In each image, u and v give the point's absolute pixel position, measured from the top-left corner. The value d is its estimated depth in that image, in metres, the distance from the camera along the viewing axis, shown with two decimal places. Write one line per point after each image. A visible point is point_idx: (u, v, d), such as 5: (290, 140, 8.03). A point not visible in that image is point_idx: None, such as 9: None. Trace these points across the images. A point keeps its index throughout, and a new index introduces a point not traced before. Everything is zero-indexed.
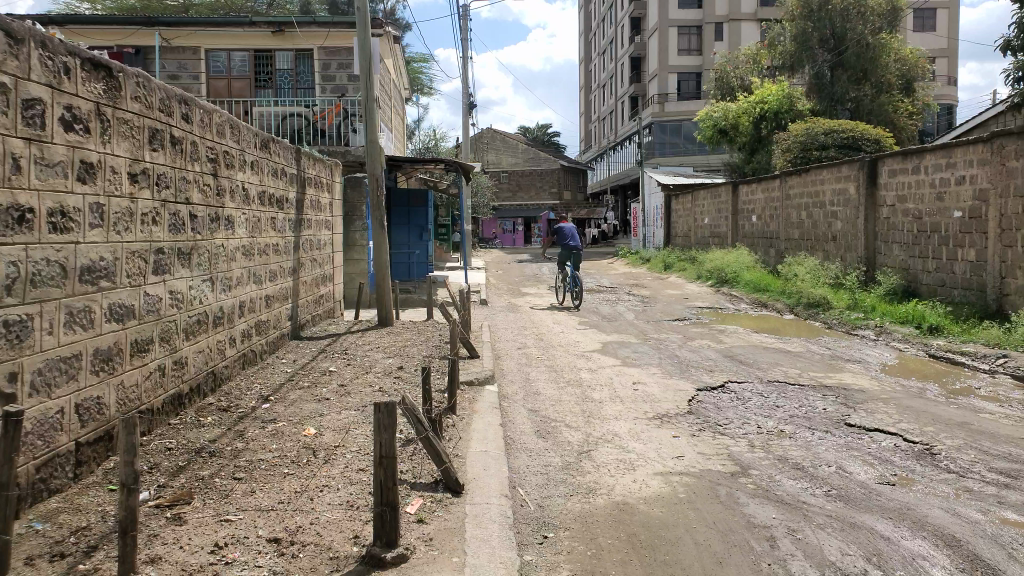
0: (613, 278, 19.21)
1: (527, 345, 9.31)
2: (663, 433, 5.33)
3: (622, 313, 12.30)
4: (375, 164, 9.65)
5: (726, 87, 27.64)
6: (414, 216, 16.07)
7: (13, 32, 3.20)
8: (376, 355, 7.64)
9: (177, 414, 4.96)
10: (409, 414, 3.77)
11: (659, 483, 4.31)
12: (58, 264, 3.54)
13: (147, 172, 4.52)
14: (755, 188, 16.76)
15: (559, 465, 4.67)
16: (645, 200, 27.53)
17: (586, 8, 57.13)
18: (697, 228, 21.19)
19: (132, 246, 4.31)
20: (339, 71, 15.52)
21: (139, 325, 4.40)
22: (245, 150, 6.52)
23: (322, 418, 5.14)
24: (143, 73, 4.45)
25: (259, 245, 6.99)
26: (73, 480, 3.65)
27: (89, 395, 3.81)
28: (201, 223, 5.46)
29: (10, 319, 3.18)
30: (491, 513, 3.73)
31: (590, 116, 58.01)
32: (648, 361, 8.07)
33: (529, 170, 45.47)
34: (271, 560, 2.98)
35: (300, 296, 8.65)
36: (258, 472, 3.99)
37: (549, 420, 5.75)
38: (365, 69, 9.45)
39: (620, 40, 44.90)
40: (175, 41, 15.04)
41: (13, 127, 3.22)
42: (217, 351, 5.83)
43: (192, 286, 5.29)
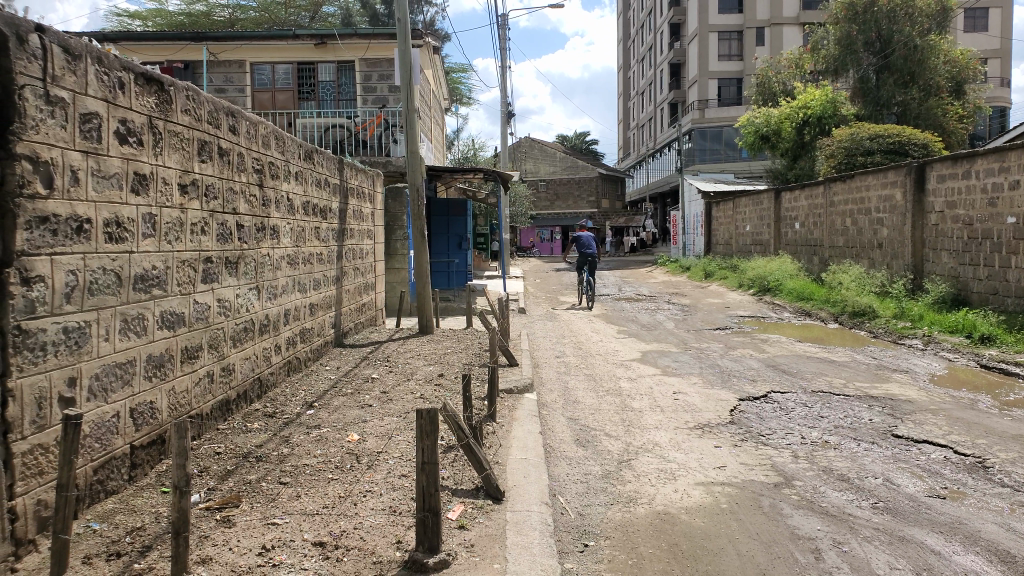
0: (652, 287, 19.08)
1: (566, 354, 9.31)
2: (704, 442, 5.27)
3: (662, 322, 12.20)
4: (415, 176, 9.74)
5: (768, 93, 27.32)
6: (453, 226, 16.21)
7: (71, 49, 3.31)
8: (417, 363, 7.70)
9: (225, 420, 5.07)
10: (450, 421, 3.81)
11: (701, 493, 4.26)
12: (113, 272, 3.65)
13: (197, 183, 4.65)
14: (798, 195, 16.50)
15: (600, 474, 4.64)
16: (684, 207, 27.30)
17: (625, 16, 57.07)
18: (738, 235, 20.95)
19: (182, 255, 4.43)
20: (380, 82, 15.71)
21: (189, 333, 4.52)
22: (290, 161, 6.66)
23: (364, 425, 5.20)
24: (193, 87, 4.58)
25: (304, 253, 7.13)
26: (128, 482, 3.76)
27: (143, 400, 3.92)
28: (248, 232, 5.59)
29: (70, 326, 3.29)
30: (532, 520, 3.73)
31: (629, 123, 57.78)
32: (689, 370, 8.00)
33: (568, 178, 45.45)
34: (316, 563, 3.02)
35: (343, 304, 8.78)
36: (304, 477, 4.06)
37: (589, 429, 5.73)
38: (406, 81, 9.56)
39: (660, 46, 44.65)
40: (221, 54, 15.48)
41: (72, 141, 3.33)
42: (263, 358, 5.95)
43: (239, 294, 5.42)
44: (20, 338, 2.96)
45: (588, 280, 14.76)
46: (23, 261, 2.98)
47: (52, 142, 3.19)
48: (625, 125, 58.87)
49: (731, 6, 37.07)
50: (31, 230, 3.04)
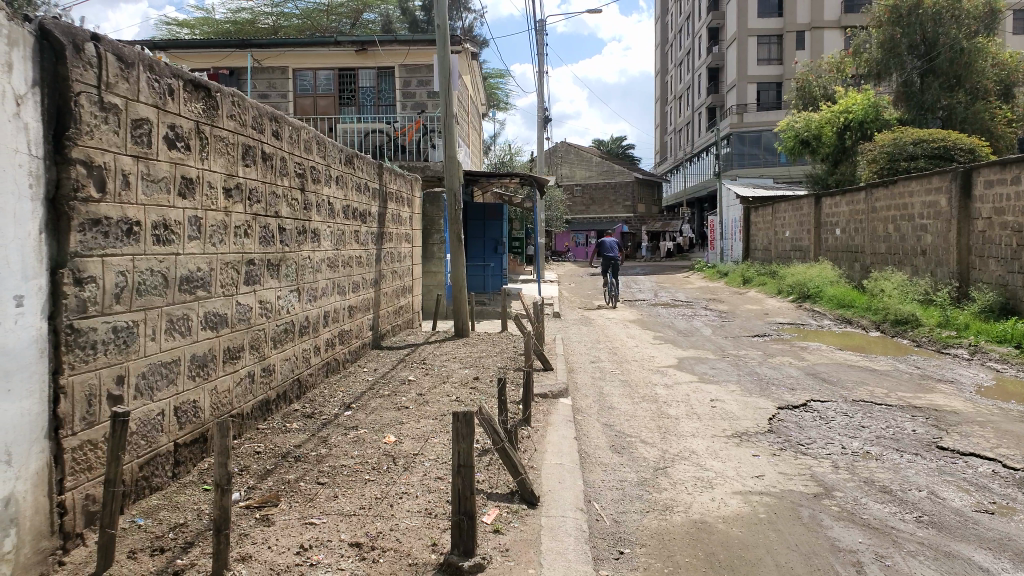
0: (689, 293, 18.90)
1: (601, 359, 9.27)
2: (743, 451, 5.20)
3: (699, 328, 12.07)
4: (453, 180, 9.79)
5: (808, 97, 26.86)
6: (489, 229, 16.25)
7: (124, 57, 3.40)
8: (453, 365, 7.74)
9: (265, 420, 5.15)
10: (486, 424, 3.81)
11: (739, 503, 4.20)
12: (160, 274, 3.75)
13: (241, 187, 4.73)
14: (839, 200, 16.20)
15: (635, 481, 4.61)
16: (722, 212, 27.01)
17: (662, 20, 56.83)
18: (777, 241, 20.66)
19: (226, 257, 4.51)
20: (419, 88, 15.84)
21: (231, 333, 4.60)
22: (331, 166, 6.75)
23: (401, 426, 5.24)
24: (239, 93, 4.67)
25: (344, 256, 7.22)
26: (172, 479, 3.84)
27: (187, 399, 4.01)
28: (290, 235, 5.69)
29: (119, 326, 3.38)
30: (567, 526, 3.72)
31: (665, 127, 57.45)
32: (727, 377, 7.89)
33: (604, 183, 45.31)
34: (353, 564, 3.05)
35: (381, 307, 8.87)
36: (341, 478, 4.10)
37: (624, 436, 5.69)
38: (445, 87, 9.63)
39: (698, 50, 44.20)
40: (265, 61, 15.77)
41: (124, 145, 3.42)
42: (303, 359, 6.04)
43: (281, 296, 5.51)
44: (73, 337, 3.05)
45: (612, 281, 15.95)
46: (75, 263, 3.07)
47: (105, 147, 3.27)
48: (662, 129, 58.46)
49: (771, 10, 36.59)
50: (84, 233, 3.13)
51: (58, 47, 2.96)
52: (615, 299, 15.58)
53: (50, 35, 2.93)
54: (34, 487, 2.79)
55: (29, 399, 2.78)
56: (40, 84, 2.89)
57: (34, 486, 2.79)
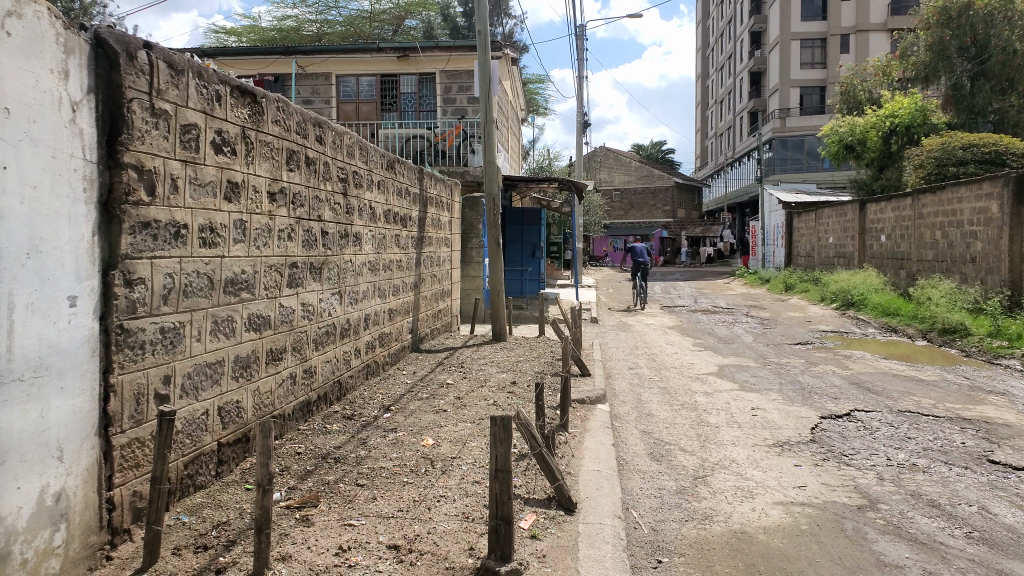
0: (729, 299, 18.63)
1: (639, 366, 9.19)
2: (784, 461, 5.11)
3: (739, 335, 11.89)
4: (492, 185, 9.81)
5: (853, 101, 26.31)
6: (527, 234, 16.30)
7: (175, 65, 3.49)
8: (491, 369, 7.75)
9: (306, 421, 5.22)
10: (523, 429, 3.80)
11: (781, 513, 4.12)
12: (206, 276, 3.82)
13: (285, 191, 4.82)
14: (884, 206, 15.83)
15: (674, 489, 4.56)
16: (764, 218, 26.60)
17: (702, 24, 56.37)
18: (820, 247, 20.26)
19: (270, 260, 4.59)
20: (459, 94, 15.95)
21: (274, 335, 4.68)
22: (372, 171, 6.82)
23: (439, 429, 5.26)
24: (283, 99, 4.76)
25: (385, 260, 7.30)
26: (215, 478, 3.91)
27: (231, 399, 4.08)
28: (332, 239, 5.77)
29: (166, 326, 3.46)
30: (605, 533, 3.69)
31: (706, 131, 56.91)
32: (768, 386, 7.75)
33: (643, 188, 45.04)
34: (390, 566, 3.07)
35: (421, 310, 8.93)
36: (380, 479, 4.14)
37: (663, 443, 5.63)
38: (485, 93, 9.66)
39: (740, 54, 43.70)
40: (309, 67, 16.02)
41: (173, 150, 3.50)
42: (344, 361, 6.11)
43: (322, 299, 5.58)
44: (122, 337, 3.13)
45: (641, 285, 17.04)
46: (125, 265, 3.14)
47: (155, 153, 3.36)
48: (703, 134, 57.86)
49: (815, 13, 35.99)
50: (135, 235, 3.21)
51: (112, 55, 3.05)
52: (644, 301, 16.48)
53: (104, 43, 3.02)
54: (84, 483, 2.86)
55: (80, 397, 2.85)
56: (94, 91, 2.98)
57: (84, 481, 2.86)
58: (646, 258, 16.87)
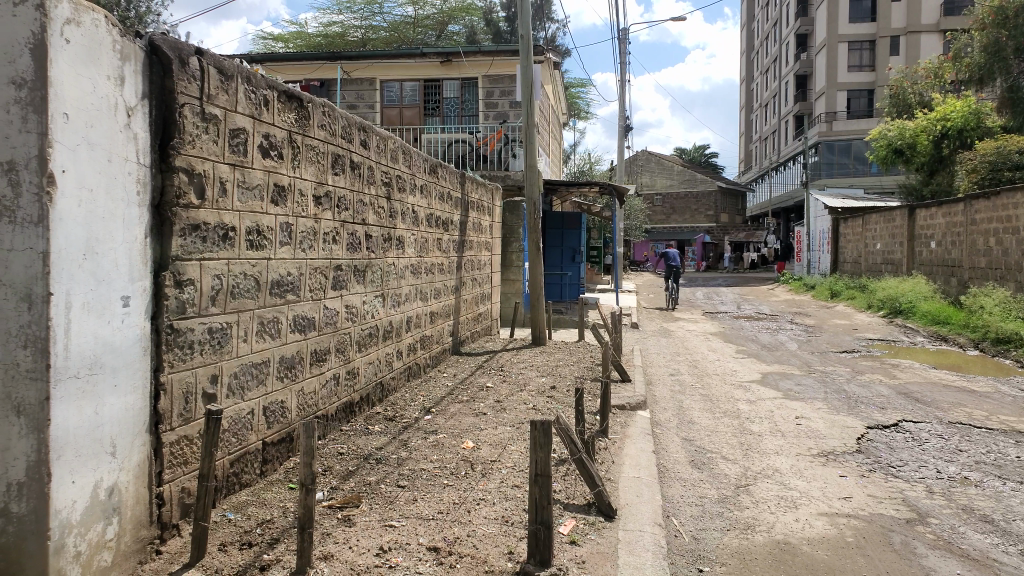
0: (773, 306, 18.31)
1: (681, 372, 9.09)
2: (829, 471, 4.99)
3: (784, 342, 11.68)
4: (533, 189, 9.81)
5: (903, 105, 25.67)
6: (567, 238, 16.26)
7: (225, 70, 3.57)
8: (530, 373, 7.75)
9: (348, 422, 5.28)
10: (564, 434, 3.78)
11: (825, 525, 4.02)
12: (253, 278, 3.90)
13: (330, 195, 4.89)
14: (935, 212, 15.40)
15: (715, 498, 4.49)
16: (810, 223, 26.09)
17: (747, 27, 55.71)
18: (867, 253, 19.78)
19: (315, 262, 4.67)
20: (502, 98, 15.99)
21: (319, 337, 4.74)
22: (416, 175, 6.88)
23: (480, 433, 5.28)
24: (329, 103, 4.83)
25: (427, 263, 7.36)
26: (260, 476, 3.98)
27: (276, 399, 4.15)
28: (376, 242, 5.83)
29: (214, 327, 3.53)
30: (645, 541, 3.65)
31: (750, 135, 56.22)
32: (813, 395, 7.60)
33: (685, 192, 44.65)
34: (431, 568, 3.08)
35: (461, 314, 8.97)
36: (420, 481, 4.16)
37: (705, 451, 5.55)
38: (527, 97, 9.67)
39: (785, 57, 43.00)
40: (354, 73, 16.25)
41: (222, 154, 3.57)
42: (386, 362, 6.17)
43: (366, 301, 5.64)
44: (172, 337, 3.20)
45: (673, 287, 18.20)
46: (176, 266, 3.22)
47: (205, 156, 3.43)
48: (747, 138, 57.13)
49: (864, 14, 35.24)
50: (185, 237, 3.29)
51: (166, 62, 3.13)
52: (674, 303, 17.49)
53: (158, 50, 3.10)
54: (136, 479, 2.94)
55: (132, 394, 2.92)
56: (148, 96, 3.07)
57: (136, 478, 2.94)
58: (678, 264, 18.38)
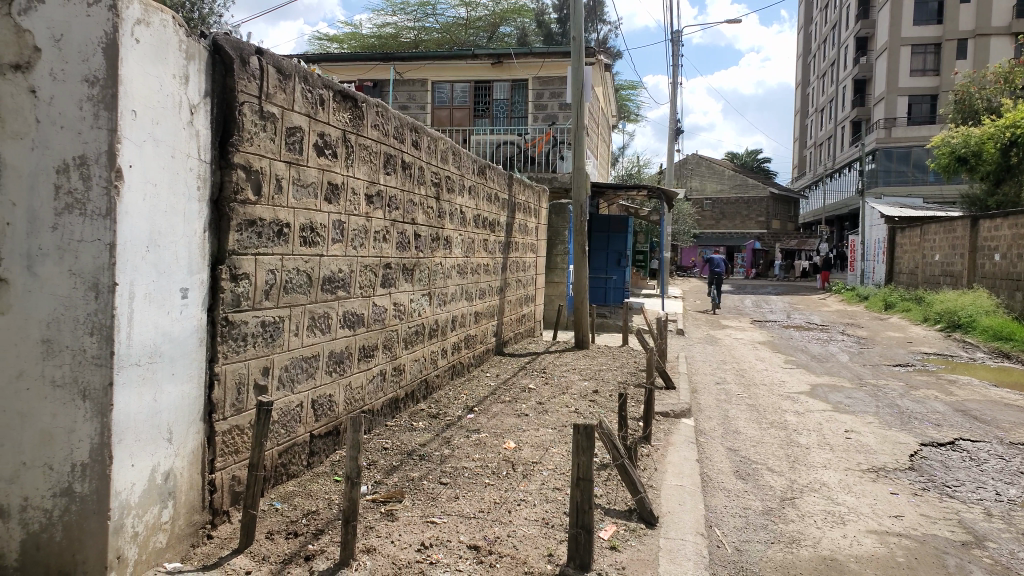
0: (825, 316, 17.91)
1: (727, 381, 8.96)
2: (879, 488, 4.87)
3: (835, 354, 11.42)
4: (580, 192, 9.76)
5: (969, 111, 24.82)
6: (613, 242, 16.18)
7: (283, 70, 3.64)
8: (573, 377, 7.73)
9: (393, 418, 5.35)
10: (606, 439, 3.76)
11: (875, 543, 3.93)
12: (305, 274, 3.97)
13: (381, 194, 4.95)
14: (1000, 223, 14.86)
15: (760, 510, 4.42)
16: (864, 233, 25.41)
17: (804, 31, 54.70)
18: (925, 264, 19.21)
19: (365, 260, 4.74)
20: (551, 100, 15.95)
21: (367, 333, 4.81)
22: (464, 176, 6.94)
23: (522, 433, 5.29)
24: (382, 104, 4.90)
25: (473, 264, 7.40)
26: (306, 468, 4.06)
27: (324, 393, 4.22)
28: (424, 241, 5.89)
29: (267, 321, 3.60)
30: (687, 550, 3.61)
31: (805, 141, 55.19)
32: (864, 409, 7.40)
33: (735, 198, 44.01)
34: (471, 566, 3.10)
35: (505, 314, 9.00)
36: (462, 479, 4.19)
37: (750, 462, 5.46)
38: (576, 99, 9.64)
39: (844, 61, 41.99)
40: (406, 74, 16.44)
41: (279, 152, 3.65)
42: (431, 361, 6.22)
43: (413, 299, 5.70)
44: (227, 329, 3.29)
45: (716, 292, 18.74)
46: (232, 260, 3.31)
47: (262, 154, 3.51)
48: (801, 143, 56.06)
49: (930, 16, 34.22)
50: (241, 232, 3.37)
51: (228, 61, 3.22)
52: (717, 308, 17.96)
53: (221, 50, 3.19)
54: (190, 465, 3.03)
55: (188, 383, 3.01)
56: (211, 95, 3.16)
57: (190, 463, 3.02)
58: (722, 269, 18.83)
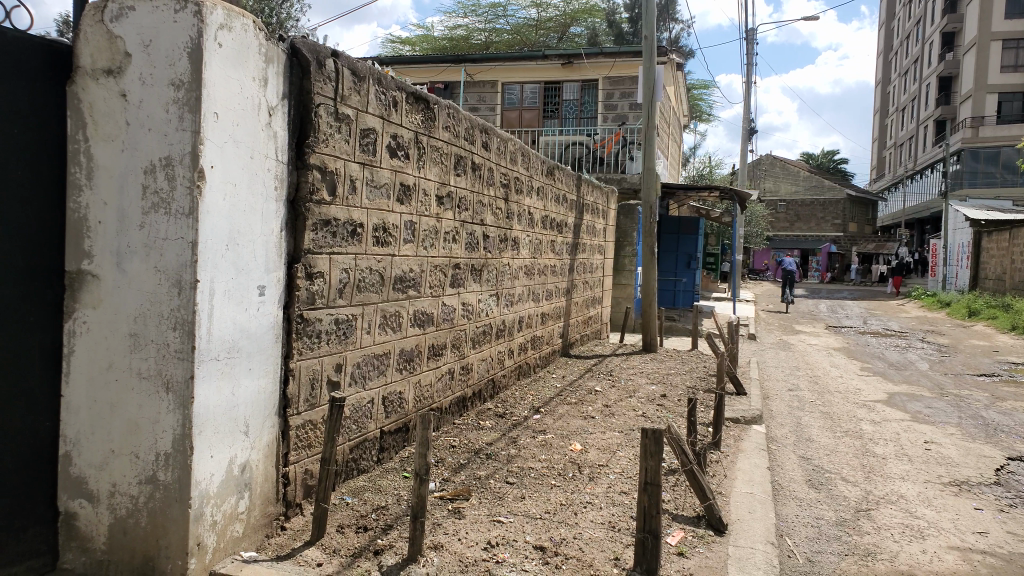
0: (904, 322, 17.17)
1: (799, 388, 8.70)
2: (961, 502, 4.63)
3: (915, 362, 10.94)
4: (650, 192, 9.64)
5: None
6: (683, 243, 15.99)
7: (358, 72, 3.72)
8: (640, 380, 7.65)
9: (461, 415, 5.40)
10: (674, 443, 3.70)
11: (957, 560, 3.74)
12: (378, 273, 4.05)
13: (451, 195, 5.00)
14: None
15: (833, 520, 4.27)
16: (947, 236, 24.29)
17: (885, 27, 52.74)
18: (1013, 270, 18.22)
19: (436, 260, 4.80)
20: (622, 100, 15.82)
21: (436, 332, 4.87)
22: (533, 177, 6.94)
23: (588, 436, 5.26)
24: (454, 105, 4.94)
25: (540, 265, 7.40)
26: (376, 463, 4.13)
27: (394, 390, 4.30)
28: (493, 242, 5.92)
29: (341, 318, 3.69)
30: (757, 559, 3.51)
31: (884, 141, 53.18)
32: (945, 419, 7.08)
33: (810, 199, 42.66)
34: (536, 567, 3.09)
35: (572, 316, 8.97)
36: (528, 479, 4.19)
37: (823, 471, 5.29)
38: (647, 98, 9.53)
39: (928, 57, 40.26)
40: (477, 75, 16.58)
41: (353, 153, 3.73)
42: (498, 360, 6.25)
43: (481, 300, 5.74)
44: (302, 326, 3.37)
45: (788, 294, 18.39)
46: (308, 259, 3.39)
47: (338, 155, 3.59)
48: (881, 143, 54.02)
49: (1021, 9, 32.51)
50: (317, 232, 3.45)
51: (305, 64, 3.31)
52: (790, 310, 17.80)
53: (299, 53, 3.28)
54: (265, 457, 3.13)
55: (264, 377, 3.11)
56: (288, 97, 3.25)
57: (265, 456, 3.12)
58: (795, 272, 18.42)
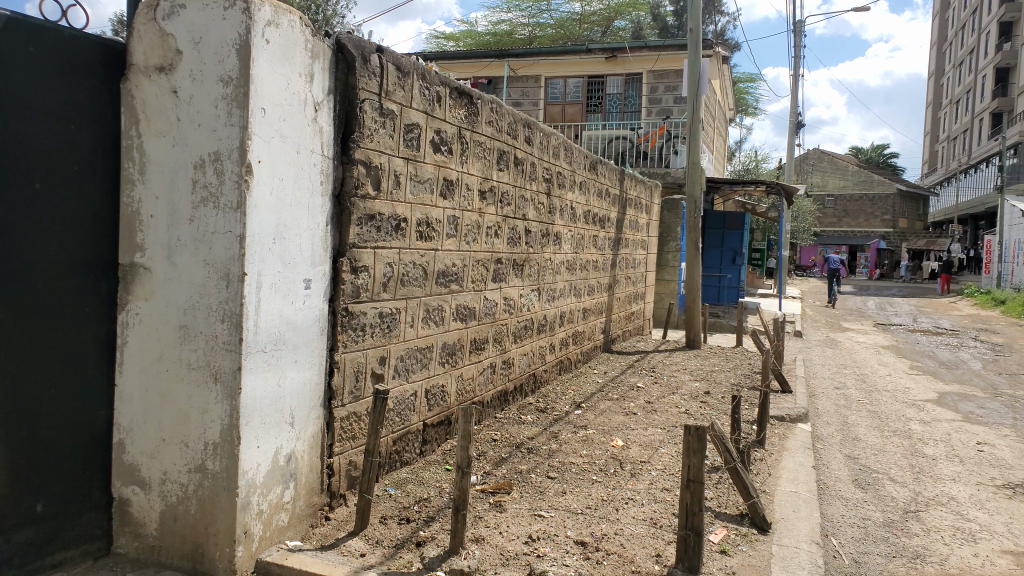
0: (957, 320, 16.67)
1: (846, 386, 8.51)
2: (1016, 505, 4.48)
3: (967, 361, 10.62)
4: (695, 186, 9.50)
5: None
6: (728, 239, 15.73)
7: (402, 67, 3.74)
8: (682, 377, 7.56)
9: (503, 409, 5.42)
10: (718, 441, 3.64)
11: (1010, 564, 3.61)
12: (421, 267, 4.07)
13: (494, 190, 5.01)
14: None
15: (881, 521, 4.17)
16: (1003, 232, 23.49)
17: (939, 17, 51.22)
18: None
19: (478, 254, 4.81)
20: (667, 94, 15.66)
21: (478, 326, 4.89)
22: (576, 172, 6.92)
23: (630, 432, 5.22)
24: (497, 99, 4.95)
25: (582, 260, 7.36)
26: (419, 455, 4.17)
27: (437, 383, 4.33)
28: (535, 237, 5.91)
29: (385, 312, 3.72)
30: (802, 558, 3.44)
31: (937, 134, 51.65)
32: (999, 420, 6.85)
33: (859, 194, 41.63)
34: (577, 561, 3.07)
35: (614, 311, 8.91)
36: (569, 475, 4.18)
37: (870, 471, 5.17)
38: (693, 92, 9.40)
39: (984, 47, 38.99)
40: (520, 70, 16.54)
41: (397, 148, 3.76)
42: (539, 355, 6.24)
43: (523, 295, 5.73)
44: (347, 319, 3.42)
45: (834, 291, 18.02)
46: (352, 253, 3.43)
47: (382, 150, 3.62)
48: (934, 137, 52.50)
49: None
50: (361, 226, 3.49)
51: (350, 60, 3.34)
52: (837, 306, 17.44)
53: (344, 49, 3.32)
54: (311, 448, 3.18)
55: (310, 369, 3.16)
56: (334, 92, 3.29)
57: (310, 446, 3.17)
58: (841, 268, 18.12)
